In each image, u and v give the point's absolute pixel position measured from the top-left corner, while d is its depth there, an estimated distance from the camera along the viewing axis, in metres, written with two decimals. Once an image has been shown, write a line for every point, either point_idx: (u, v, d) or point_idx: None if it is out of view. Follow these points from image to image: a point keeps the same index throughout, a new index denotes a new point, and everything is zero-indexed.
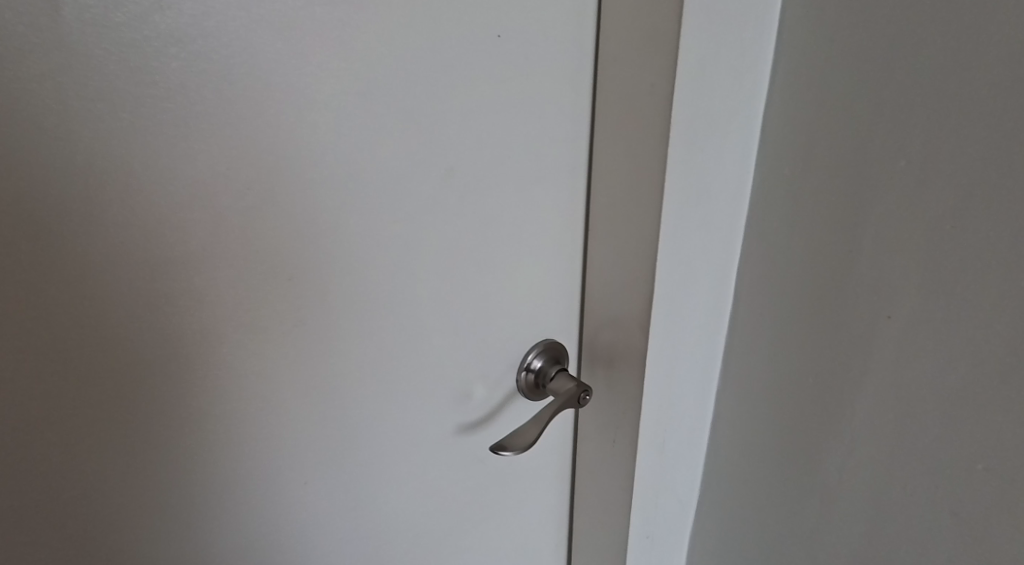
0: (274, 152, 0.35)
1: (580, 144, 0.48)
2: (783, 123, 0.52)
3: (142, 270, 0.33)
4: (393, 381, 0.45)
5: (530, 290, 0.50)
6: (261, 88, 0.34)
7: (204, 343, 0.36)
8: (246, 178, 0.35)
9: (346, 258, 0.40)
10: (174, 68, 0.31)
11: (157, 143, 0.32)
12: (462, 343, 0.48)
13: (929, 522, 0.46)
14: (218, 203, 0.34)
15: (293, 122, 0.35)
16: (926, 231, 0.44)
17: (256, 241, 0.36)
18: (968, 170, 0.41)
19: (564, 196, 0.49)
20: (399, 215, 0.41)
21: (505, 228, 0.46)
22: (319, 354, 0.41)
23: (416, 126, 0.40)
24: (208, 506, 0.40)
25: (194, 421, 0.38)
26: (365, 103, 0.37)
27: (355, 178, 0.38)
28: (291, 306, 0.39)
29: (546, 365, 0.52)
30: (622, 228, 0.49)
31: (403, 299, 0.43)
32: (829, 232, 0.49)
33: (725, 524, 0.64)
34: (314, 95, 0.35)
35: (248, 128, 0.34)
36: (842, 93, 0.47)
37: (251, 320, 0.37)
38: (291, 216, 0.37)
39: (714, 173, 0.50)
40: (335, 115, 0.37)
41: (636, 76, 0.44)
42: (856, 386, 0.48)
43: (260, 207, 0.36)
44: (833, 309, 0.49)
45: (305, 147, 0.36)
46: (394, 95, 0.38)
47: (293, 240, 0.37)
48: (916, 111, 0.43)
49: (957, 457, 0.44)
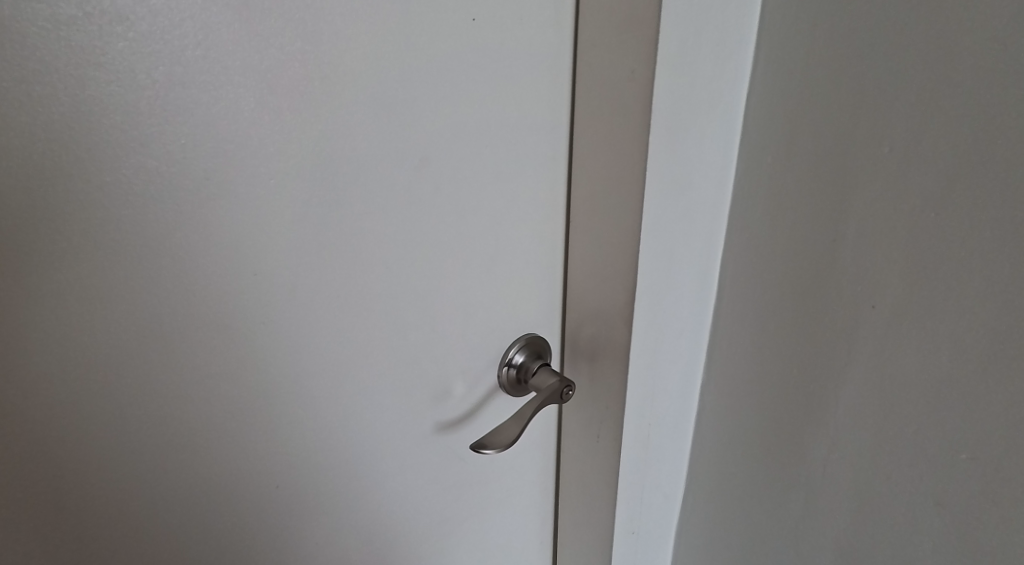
0: (240, 139, 0.34)
1: (561, 134, 0.48)
2: (764, 113, 0.51)
3: (116, 263, 0.33)
4: (372, 378, 0.44)
5: (510, 281, 0.49)
6: (218, 72, 0.33)
7: (185, 338, 0.36)
8: (209, 166, 0.34)
9: (318, 250, 0.39)
10: (121, 50, 0.30)
11: (108, 129, 0.31)
12: (442, 336, 0.47)
13: (916, 511, 0.46)
14: (184, 193, 0.33)
15: (255, 109, 0.34)
16: (911, 218, 0.43)
17: (231, 234, 0.35)
18: (952, 156, 0.41)
19: (543, 186, 0.48)
20: (377, 207, 0.40)
21: (484, 219, 0.45)
22: (294, 350, 0.40)
23: (387, 114, 0.38)
24: (187, 508, 0.39)
25: (176, 418, 0.37)
26: (333, 89, 0.36)
27: (324, 168, 0.37)
28: (268, 300, 0.38)
29: (528, 360, 0.52)
30: (603, 219, 0.48)
31: (379, 293, 0.42)
32: (813, 221, 0.49)
33: (712, 517, 0.64)
34: (278, 80, 0.34)
35: (206, 115, 0.33)
36: (823, 81, 0.47)
37: (231, 315, 0.37)
38: (263, 208, 0.36)
39: (696, 162, 0.50)
40: (302, 103, 0.35)
41: (616, 63, 0.44)
42: (841, 376, 0.48)
43: (224, 197, 0.34)
44: (818, 299, 0.49)
45: (276, 135, 0.35)
46: (364, 82, 0.37)
47: (262, 233, 0.36)
48: (895, 98, 0.43)
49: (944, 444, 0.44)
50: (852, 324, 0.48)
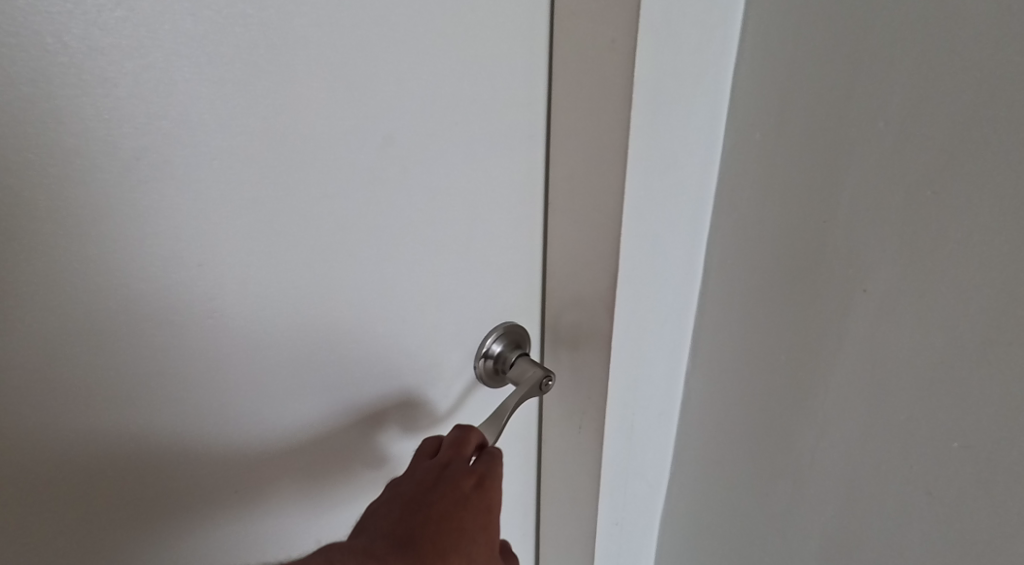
0: (188, 112, 0.33)
1: (536, 111, 0.46)
2: (749, 89, 0.50)
3: (80, 241, 0.32)
4: (344, 364, 0.43)
5: (484, 264, 0.48)
6: (162, 41, 0.31)
7: (165, 318, 0.36)
8: (157, 141, 0.32)
9: (276, 231, 0.37)
10: (55, 14, 0.28)
11: (44, 99, 0.29)
12: (413, 320, 0.46)
13: (908, 495, 0.45)
14: (139, 170, 0.32)
15: (204, 80, 0.33)
16: (907, 196, 0.42)
17: (199, 214, 0.35)
18: (951, 130, 0.39)
19: (519, 166, 0.47)
20: (339, 188, 0.38)
21: (456, 199, 0.44)
22: (259, 332, 0.39)
23: (346, 87, 0.37)
24: (164, 484, 0.39)
25: (158, 397, 0.37)
26: (288, 60, 0.34)
27: (280, 144, 0.36)
28: (238, 282, 0.37)
29: (505, 350, 0.51)
30: (583, 199, 0.46)
31: (342, 276, 0.41)
32: (802, 201, 0.48)
33: (698, 506, 0.63)
34: (228, 50, 0.33)
35: (152, 86, 0.31)
36: (809, 54, 0.46)
37: (208, 294, 0.36)
38: (217, 185, 0.35)
39: (683, 139, 0.48)
40: (255, 74, 0.34)
41: (594, 35, 0.42)
42: (830, 359, 0.47)
43: (178, 174, 0.33)
44: (808, 281, 0.48)
45: (227, 108, 0.33)
46: (322, 54, 0.35)
47: (220, 212, 0.35)
48: (889, 70, 0.41)
49: (940, 428, 0.43)
50: (842, 306, 0.47)
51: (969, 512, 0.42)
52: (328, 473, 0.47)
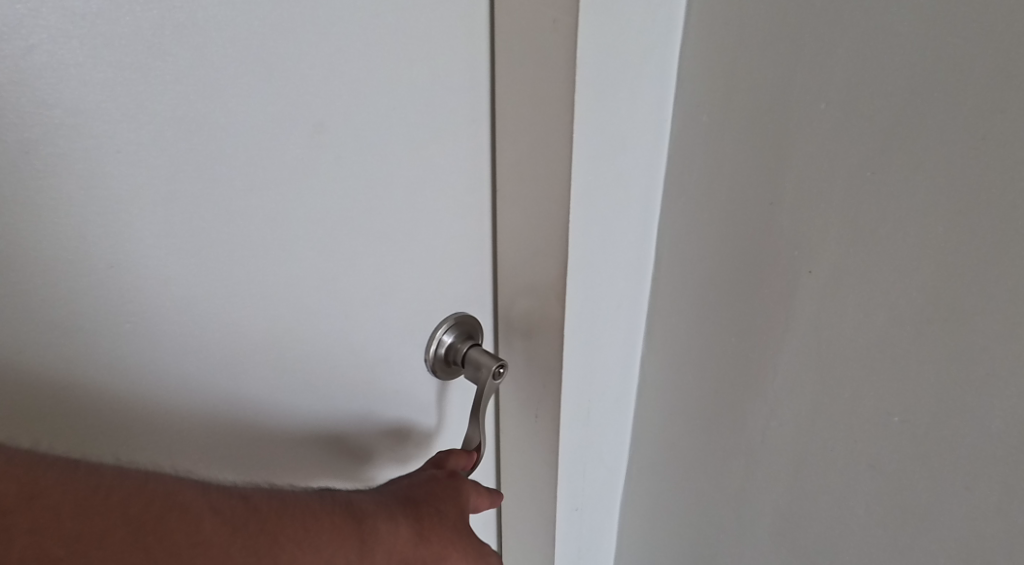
0: (95, 96, 0.31)
1: (477, 93, 0.46)
2: (693, 68, 0.50)
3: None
4: (285, 359, 0.42)
5: (427, 252, 0.47)
6: (61, 19, 0.29)
7: (77, 321, 0.34)
8: (63, 126, 0.30)
9: (199, 220, 0.36)
10: None
11: None
12: (358, 312, 0.45)
13: (855, 465, 0.46)
14: (44, 160, 0.30)
15: (112, 63, 0.31)
16: (851, 176, 0.43)
17: (111, 208, 0.33)
18: (891, 109, 0.40)
19: (461, 151, 0.46)
20: (268, 176, 0.37)
21: (397, 186, 0.43)
22: (189, 329, 0.37)
23: (266, 70, 0.35)
24: None
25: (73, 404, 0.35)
26: (203, 40, 0.33)
27: (199, 130, 0.34)
28: (162, 278, 0.35)
29: (456, 340, 0.51)
30: (529, 183, 0.46)
31: (274, 267, 0.39)
32: (750, 181, 0.48)
33: (655, 485, 0.64)
34: (138, 30, 0.31)
35: (53, 68, 0.30)
36: (751, 32, 0.45)
37: (122, 295, 0.35)
38: (133, 174, 0.33)
39: (630, 120, 0.47)
40: (166, 55, 0.32)
41: (534, 13, 0.41)
42: (779, 336, 0.48)
43: (91, 164, 0.32)
44: (757, 262, 0.48)
45: (138, 91, 0.32)
46: (240, 32, 0.34)
47: (138, 203, 0.33)
48: (833, 50, 0.42)
49: (887, 402, 0.44)
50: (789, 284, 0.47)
51: (914, 480, 0.44)
52: (277, 475, 0.46)
